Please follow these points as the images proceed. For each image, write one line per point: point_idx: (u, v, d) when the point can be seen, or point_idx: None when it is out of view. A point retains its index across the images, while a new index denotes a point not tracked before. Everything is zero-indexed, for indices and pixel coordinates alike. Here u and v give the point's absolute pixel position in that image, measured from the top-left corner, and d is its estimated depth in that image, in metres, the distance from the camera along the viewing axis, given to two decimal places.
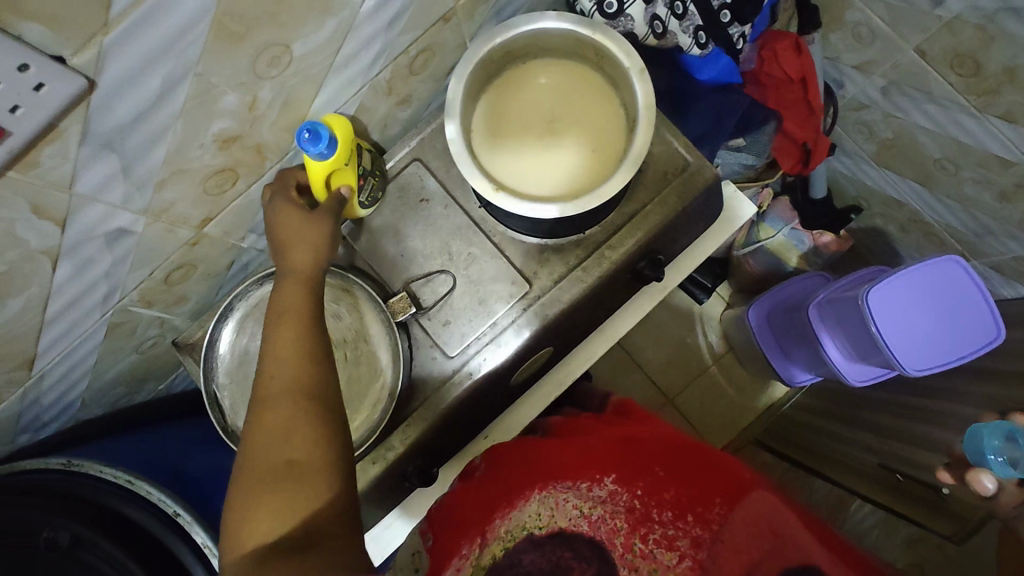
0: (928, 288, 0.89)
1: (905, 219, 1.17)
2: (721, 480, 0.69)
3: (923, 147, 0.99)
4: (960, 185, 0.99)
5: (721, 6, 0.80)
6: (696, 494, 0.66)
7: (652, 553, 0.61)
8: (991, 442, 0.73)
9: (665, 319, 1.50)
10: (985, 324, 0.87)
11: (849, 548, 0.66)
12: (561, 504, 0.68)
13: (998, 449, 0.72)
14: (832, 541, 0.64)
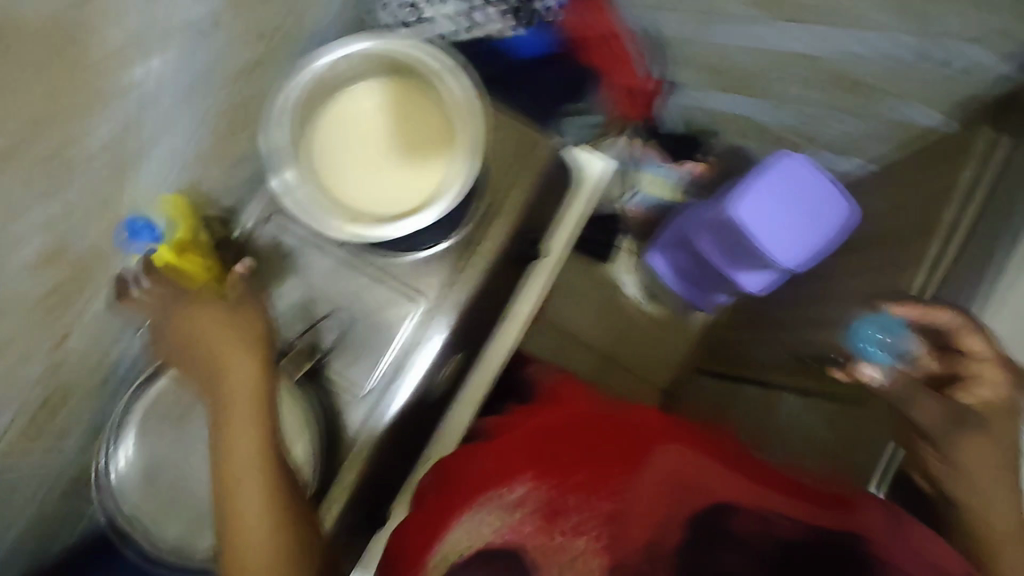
0: (786, 188, 0.97)
1: (758, 131, 1.24)
2: (634, 437, 0.71)
3: (746, 63, 1.07)
4: (786, 87, 1.08)
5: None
6: (612, 461, 0.68)
7: (574, 542, 0.60)
8: (870, 336, 0.72)
9: (580, 283, 1.56)
10: (841, 205, 0.96)
11: (743, 460, 0.71)
12: (477, 523, 0.63)
13: (877, 340, 0.72)
14: (740, 457, 0.71)
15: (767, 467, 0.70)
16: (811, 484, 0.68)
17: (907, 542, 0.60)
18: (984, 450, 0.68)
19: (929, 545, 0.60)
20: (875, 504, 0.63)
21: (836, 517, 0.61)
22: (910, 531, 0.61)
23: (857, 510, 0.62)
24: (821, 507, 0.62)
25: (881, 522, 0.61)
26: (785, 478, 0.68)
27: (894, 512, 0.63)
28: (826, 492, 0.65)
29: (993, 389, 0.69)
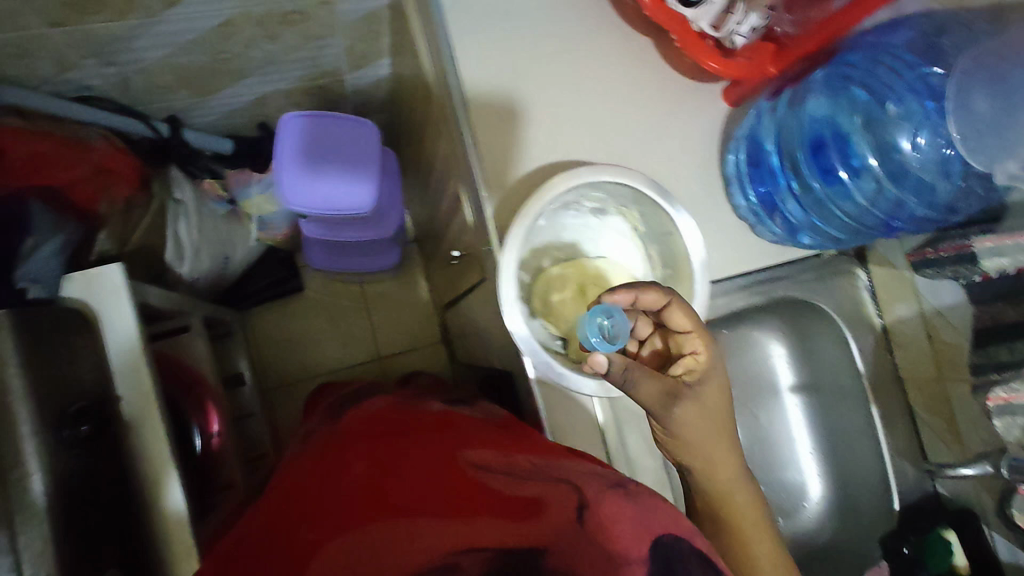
0: (305, 148, 0.91)
1: (287, 99, 1.18)
2: (357, 463, 0.53)
3: (201, 59, 0.97)
4: (253, 57, 0.99)
5: None
6: (325, 509, 0.49)
7: None
8: (593, 324, 0.60)
9: (291, 317, 1.49)
10: (355, 128, 0.93)
11: (495, 452, 0.55)
12: None
13: (599, 328, 0.60)
14: (464, 476, 0.50)
15: (482, 464, 0.52)
16: (516, 472, 0.51)
17: (592, 528, 0.44)
18: (716, 416, 0.62)
19: (627, 525, 0.45)
20: (569, 490, 0.48)
21: (527, 527, 0.43)
22: (605, 512, 0.46)
23: (545, 512, 0.45)
24: (511, 521, 0.44)
25: (569, 513, 0.45)
26: (494, 476, 0.50)
27: (584, 504, 0.46)
28: (517, 492, 0.47)
29: (702, 361, 0.63)
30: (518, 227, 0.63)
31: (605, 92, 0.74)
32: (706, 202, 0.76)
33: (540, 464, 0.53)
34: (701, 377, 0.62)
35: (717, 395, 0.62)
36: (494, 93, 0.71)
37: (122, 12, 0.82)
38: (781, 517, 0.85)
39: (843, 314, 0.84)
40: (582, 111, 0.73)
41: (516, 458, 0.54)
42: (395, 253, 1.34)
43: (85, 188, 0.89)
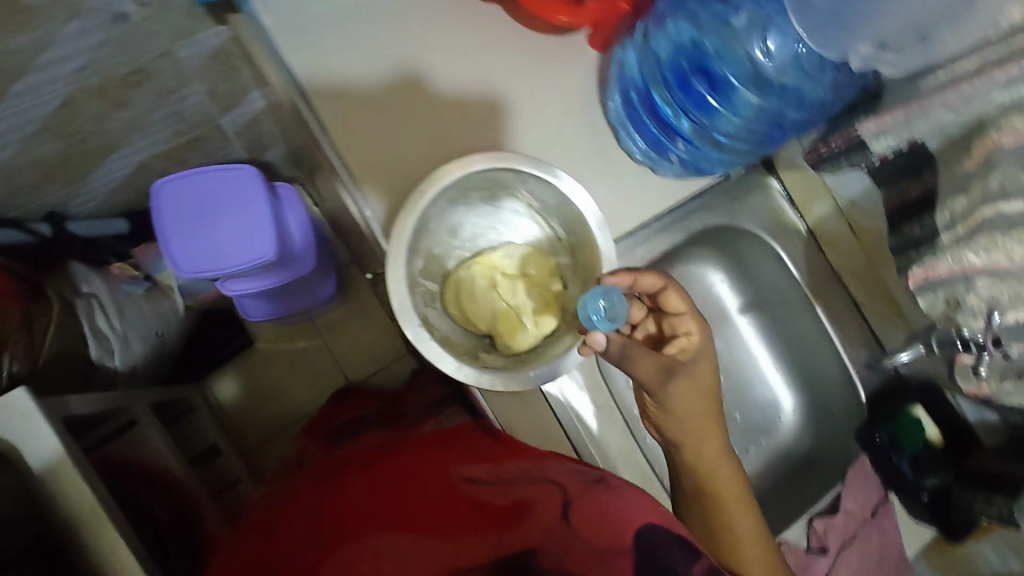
0: (188, 213, 0.86)
1: (171, 159, 1.11)
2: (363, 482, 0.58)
3: (57, 144, 0.90)
4: (113, 128, 0.93)
5: None
6: (338, 523, 0.55)
7: None
8: (593, 304, 0.57)
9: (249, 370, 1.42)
10: (233, 178, 0.87)
11: (484, 458, 0.59)
12: None
13: (601, 306, 0.57)
14: (458, 487, 0.55)
15: (471, 473, 0.57)
16: (501, 475, 0.55)
17: (576, 525, 0.49)
18: (699, 393, 0.63)
19: (612, 516, 0.49)
20: (552, 487, 0.52)
21: (520, 533, 0.49)
22: (586, 511, 0.50)
23: (533, 515, 0.51)
24: (504, 531, 0.50)
25: (555, 514, 0.50)
26: (485, 484, 0.55)
27: (567, 500, 0.51)
28: (505, 499, 0.53)
29: (695, 343, 0.64)
30: (401, 231, 0.59)
31: (466, 76, 0.71)
32: (600, 157, 0.74)
33: (528, 465, 0.56)
34: (694, 357, 0.64)
35: (703, 371, 0.64)
36: (350, 106, 0.68)
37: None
38: (762, 437, 0.87)
39: (765, 227, 0.82)
40: (448, 103, 0.71)
41: (500, 458, 0.58)
42: (330, 277, 1.25)
43: None
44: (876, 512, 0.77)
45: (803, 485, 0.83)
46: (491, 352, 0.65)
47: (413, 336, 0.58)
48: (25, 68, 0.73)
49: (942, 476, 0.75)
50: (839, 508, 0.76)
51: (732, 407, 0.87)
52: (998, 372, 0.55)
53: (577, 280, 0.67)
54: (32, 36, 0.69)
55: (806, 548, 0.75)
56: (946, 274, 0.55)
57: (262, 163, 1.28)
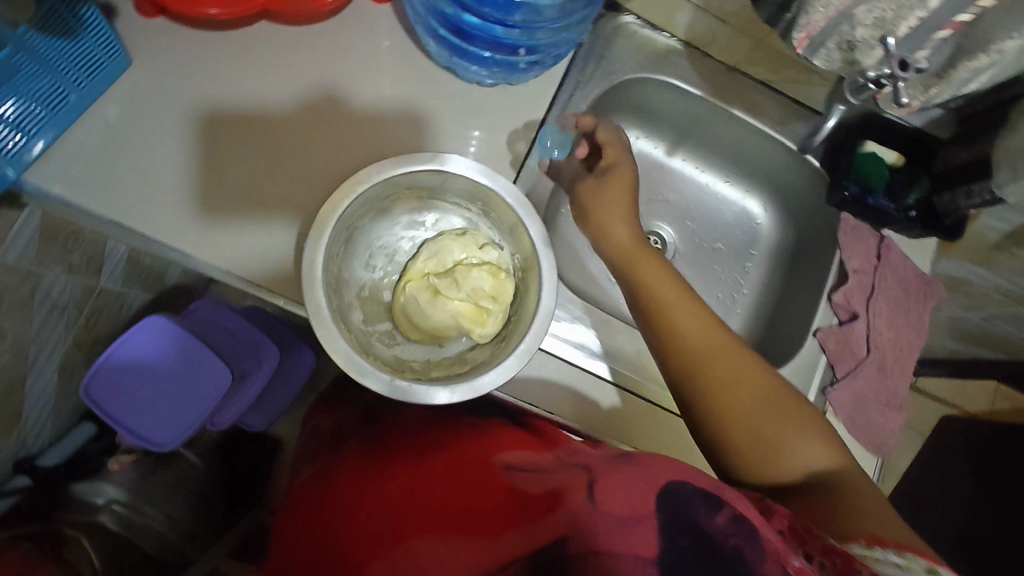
0: (128, 391, 0.81)
1: (83, 346, 1.04)
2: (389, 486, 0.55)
3: None
4: (8, 361, 0.86)
5: None
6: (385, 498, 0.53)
7: None
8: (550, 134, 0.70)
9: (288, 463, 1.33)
10: (147, 338, 0.81)
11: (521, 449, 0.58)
12: None
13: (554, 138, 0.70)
14: (501, 479, 0.51)
15: (513, 465, 0.53)
16: (537, 466, 0.53)
17: (602, 501, 0.43)
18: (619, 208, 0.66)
19: (642, 489, 0.44)
20: (581, 475, 0.48)
21: (554, 518, 0.44)
22: (615, 487, 0.45)
23: (563, 501, 0.45)
24: (536, 514, 0.45)
25: (583, 496, 0.45)
26: (529, 476, 0.51)
27: (593, 482, 0.47)
28: (541, 486, 0.48)
29: (613, 156, 0.67)
30: (314, 302, 0.54)
31: (278, 117, 0.65)
32: (452, 106, 0.69)
33: (562, 454, 0.55)
34: (612, 165, 0.67)
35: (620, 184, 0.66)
36: (197, 220, 0.62)
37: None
38: (753, 248, 0.89)
39: (643, 67, 0.77)
40: (276, 145, 0.65)
41: (541, 455, 0.55)
42: (298, 348, 1.17)
43: None
44: (880, 255, 0.78)
45: (806, 269, 0.84)
46: (477, 347, 0.64)
47: (396, 392, 0.54)
48: None
49: (920, 187, 0.75)
50: (847, 273, 0.76)
51: (713, 241, 0.90)
52: (919, 85, 0.55)
53: (504, 228, 0.64)
54: None
55: (839, 323, 0.76)
56: (826, 24, 0.52)
57: (168, 293, 1.21)
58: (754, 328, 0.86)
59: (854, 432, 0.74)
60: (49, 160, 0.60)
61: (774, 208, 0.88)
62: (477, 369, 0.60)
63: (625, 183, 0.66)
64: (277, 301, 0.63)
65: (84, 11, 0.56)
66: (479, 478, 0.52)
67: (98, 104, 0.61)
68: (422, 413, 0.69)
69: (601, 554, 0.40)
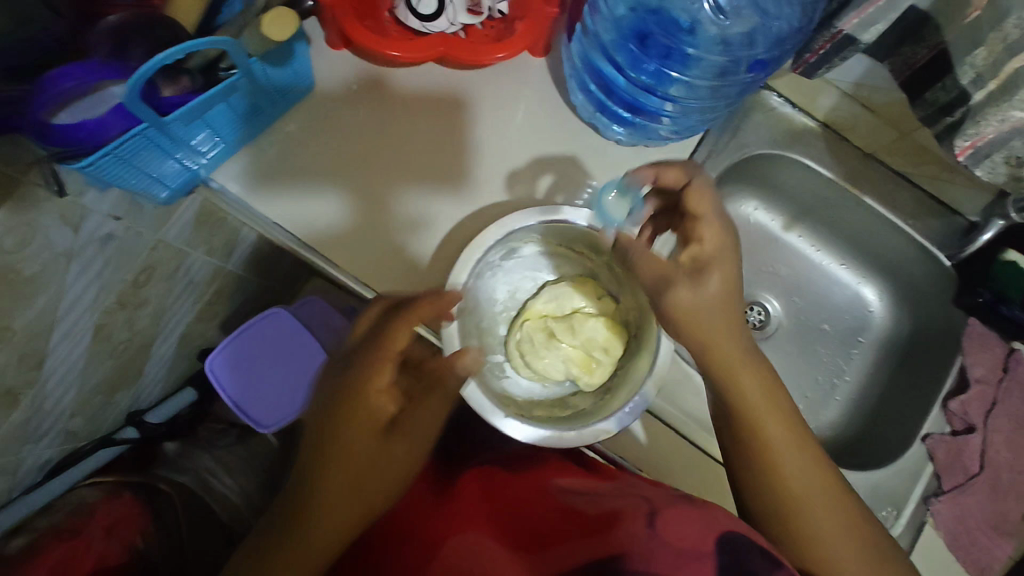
0: (242, 370, 0.88)
1: (202, 320, 1.15)
2: (455, 512, 0.56)
3: (109, 363, 0.94)
4: (145, 324, 0.97)
5: None
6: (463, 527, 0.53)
7: None
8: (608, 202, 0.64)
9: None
10: (267, 327, 0.89)
11: (579, 484, 0.57)
12: None
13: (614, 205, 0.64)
14: (559, 506, 0.53)
15: (569, 491, 0.55)
16: (599, 495, 0.53)
17: (660, 530, 0.43)
18: (716, 318, 0.52)
19: (698, 526, 0.44)
20: (640, 504, 0.48)
21: (608, 539, 0.43)
22: (674, 519, 0.45)
23: (621, 525, 0.45)
24: (590, 535, 0.45)
25: (641, 524, 0.44)
26: (584, 498, 0.53)
27: (653, 512, 0.46)
28: (598, 511, 0.48)
29: (709, 246, 0.53)
30: (449, 327, 0.59)
31: (369, 102, 0.71)
32: (587, 159, 0.72)
33: (619, 485, 0.55)
34: (716, 250, 0.52)
35: (721, 278, 0.52)
36: (284, 179, 0.69)
37: (14, 399, 0.78)
38: (860, 335, 0.87)
39: (777, 143, 0.78)
40: (385, 156, 0.70)
41: (602, 486, 0.56)
42: None
43: (90, 558, 0.84)
44: (1007, 367, 0.74)
45: (922, 368, 0.80)
46: (579, 394, 0.66)
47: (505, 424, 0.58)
48: (54, 326, 0.77)
49: None
50: (969, 381, 0.73)
51: (820, 321, 0.88)
52: None
53: (623, 282, 0.66)
54: (45, 294, 0.72)
55: (952, 432, 0.73)
56: (997, 136, 0.57)
57: (279, 282, 1.31)
58: (855, 419, 0.83)
59: (955, 550, 0.70)
60: (233, 164, 0.68)
61: (891, 299, 0.85)
62: (580, 416, 0.62)
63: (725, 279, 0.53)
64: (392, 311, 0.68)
65: (297, 46, 0.63)
66: (541, 501, 0.55)
67: (279, 120, 0.69)
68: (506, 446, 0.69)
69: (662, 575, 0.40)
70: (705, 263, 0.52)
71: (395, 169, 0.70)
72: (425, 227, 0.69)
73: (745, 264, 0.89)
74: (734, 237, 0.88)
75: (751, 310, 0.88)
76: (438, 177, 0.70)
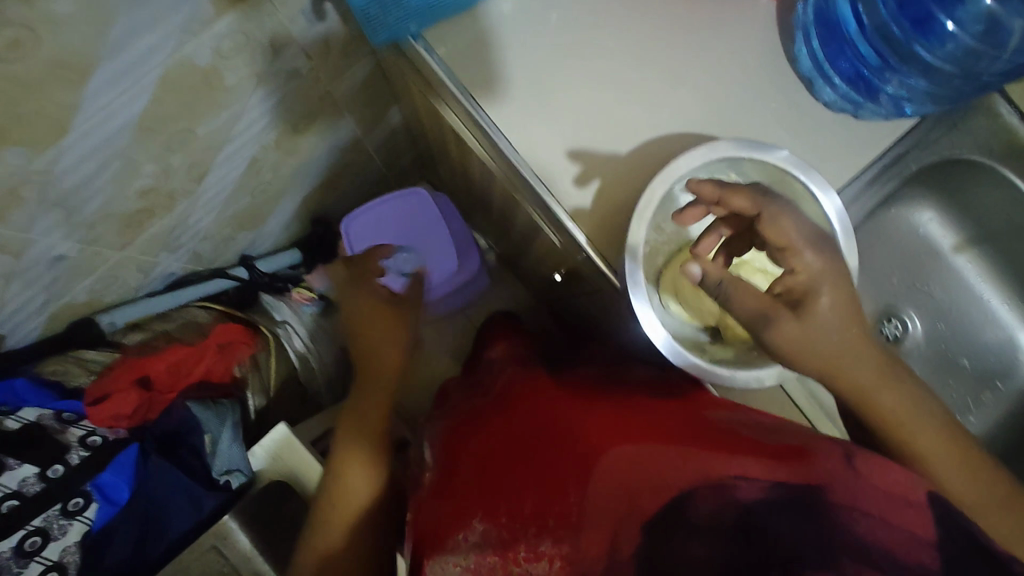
0: (375, 239, 0.96)
1: (326, 189, 1.18)
2: (594, 415, 0.55)
3: (247, 200, 0.98)
4: (286, 173, 1.00)
5: (57, 469, 0.71)
6: (611, 429, 0.51)
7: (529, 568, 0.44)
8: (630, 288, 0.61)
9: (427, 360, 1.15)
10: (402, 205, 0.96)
11: (738, 414, 0.54)
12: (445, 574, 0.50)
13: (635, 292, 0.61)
14: (722, 428, 0.50)
15: (729, 421, 0.51)
16: (770, 431, 0.49)
17: (868, 475, 0.39)
18: (841, 343, 0.52)
19: (901, 478, 0.39)
20: (831, 446, 0.44)
21: (801, 470, 0.40)
22: (878, 466, 0.40)
23: (813, 461, 0.41)
24: (779, 463, 0.41)
25: (839, 462, 0.41)
26: (755, 431, 0.49)
27: (850, 455, 0.42)
28: (781, 445, 0.44)
29: (807, 274, 0.53)
30: (633, 240, 0.60)
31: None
32: (790, 115, 0.69)
33: (784, 423, 0.51)
34: (811, 276, 0.53)
35: (832, 304, 0.53)
36: (482, 51, 0.67)
37: (172, 202, 0.82)
38: (999, 380, 0.83)
39: (991, 154, 0.72)
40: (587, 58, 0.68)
41: (763, 420, 0.52)
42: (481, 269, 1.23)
43: (202, 363, 0.88)
44: None
45: None
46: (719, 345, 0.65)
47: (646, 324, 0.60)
48: (222, 144, 0.80)
49: None
50: None
51: (959, 354, 0.84)
52: None
53: None
54: (228, 112, 0.76)
55: None
56: None
57: (396, 174, 1.33)
58: None
59: None
60: (444, 30, 0.68)
61: None
62: (725, 363, 0.62)
63: (841, 291, 0.53)
64: (553, 208, 0.67)
65: None
66: (698, 420, 0.52)
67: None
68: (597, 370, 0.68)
69: (868, 513, 0.36)
70: (807, 292, 0.53)
71: (587, 72, 0.68)
72: (604, 139, 0.67)
73: (899, 275, 0.84)
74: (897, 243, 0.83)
75: (888, 322, 0.84)
76: (636, 94, 0.68)
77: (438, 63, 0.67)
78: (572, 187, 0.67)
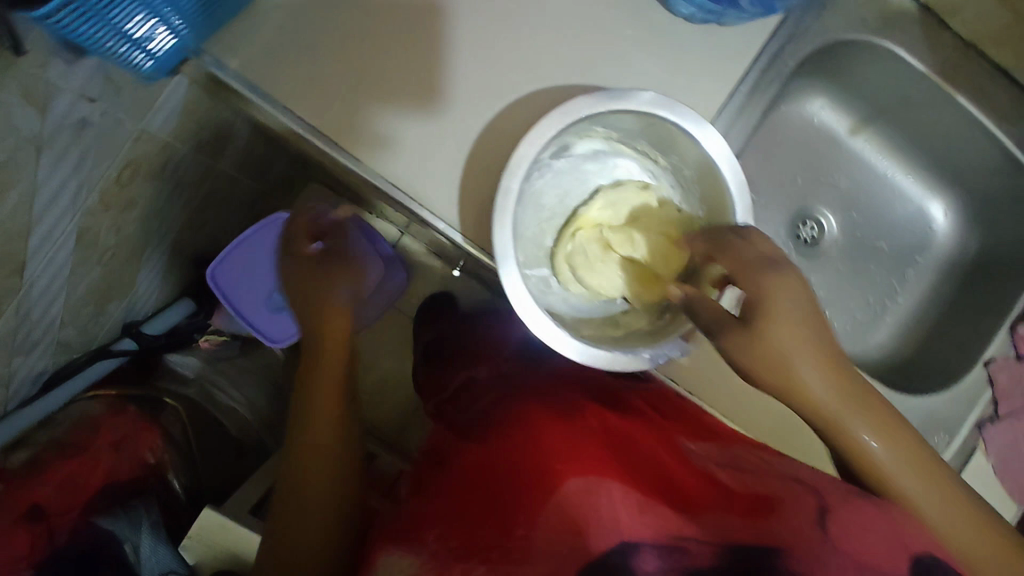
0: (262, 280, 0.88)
1: (195, 228, 1.05)
2: (574, 449, 0.51)
3: (99, 273, 0.85)
4: (134, 229, 0.88)
5: None
6: (593, 463, 0.48)
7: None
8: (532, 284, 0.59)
9: None
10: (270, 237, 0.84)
11: (724, 446, 0.53)
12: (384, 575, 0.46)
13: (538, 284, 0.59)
14: (702, 471, 0.47)
15: (709, 461, 0.49)
16: (750, 471, 0.46)
17: (839, 535, 0.36)
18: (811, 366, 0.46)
19: (875, 533, 0.36)
20: (804, 493, 0.41)
21: (766, 525, 0.37)
22: (850, 523, 0.37)
23: (782, 513, 0.38)
24: (748, 517, 0.38)
25: (809, 519, 0.37)
26: (735, 471, 0.46)
27: (825, 508, 0.39)
28: (749, 492, 0.42)
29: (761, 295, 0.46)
30: (500, 234, 0.52)
31: None
32: (654, 40, 0.61)
33: (773, 462, 0.49)
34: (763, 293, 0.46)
35: (790, 340, 0.46)
36: (289, 54, 0.58)
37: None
38: (918, 255, 0.81)
39: (872, 27, 0.67)
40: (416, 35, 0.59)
41: (744, 457, 0.50)
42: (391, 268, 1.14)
43: None
44: None
45: (984, 288, 0.76)
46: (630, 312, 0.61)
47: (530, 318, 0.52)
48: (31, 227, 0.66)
49: None
50: None
51: (876, 240, 0.82)
52: None
53: (696, 190, 0.59)
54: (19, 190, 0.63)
55: (1015, 357, 0.70)
56: None
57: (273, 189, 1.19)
58: (907, 339, 0.79)
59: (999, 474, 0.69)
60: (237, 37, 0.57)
61: (959, 214, 0.79)
62: (638, 337, 0.57)
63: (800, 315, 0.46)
64: (419, 212, 0.59)
65: None
66: (677, 462, 0.49)
67: None
68: (571, 390, 0.65)
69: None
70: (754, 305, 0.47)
71: (418, 49, 0.59)
72: (456, 122, 0.59)
73: (804, 173, 0.80)
74: (794, 141, 0.79)
75: (804, 225, 0.81)
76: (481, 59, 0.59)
77: (239, 79, 0.57)
78: (436, 183, 0.59)
